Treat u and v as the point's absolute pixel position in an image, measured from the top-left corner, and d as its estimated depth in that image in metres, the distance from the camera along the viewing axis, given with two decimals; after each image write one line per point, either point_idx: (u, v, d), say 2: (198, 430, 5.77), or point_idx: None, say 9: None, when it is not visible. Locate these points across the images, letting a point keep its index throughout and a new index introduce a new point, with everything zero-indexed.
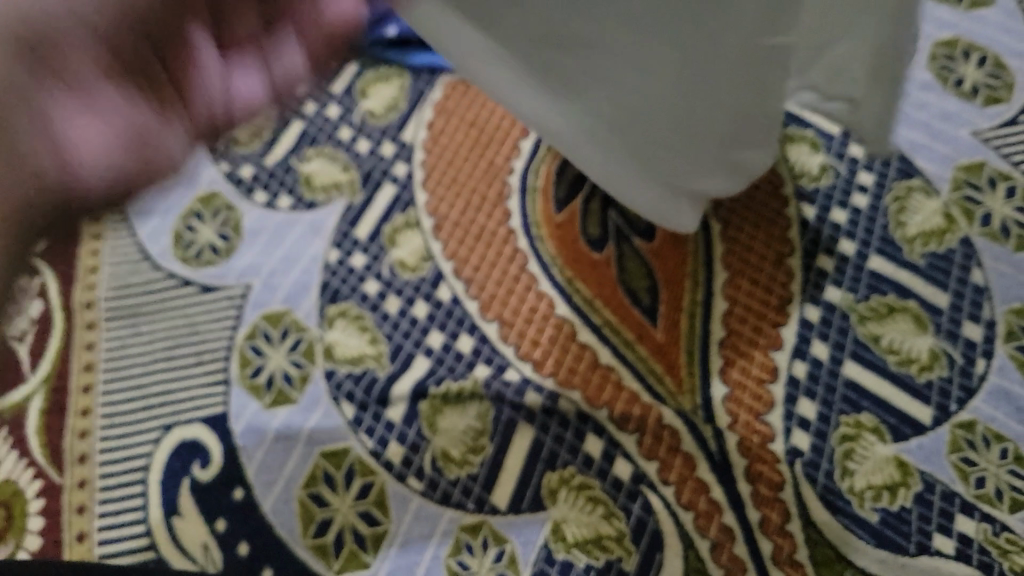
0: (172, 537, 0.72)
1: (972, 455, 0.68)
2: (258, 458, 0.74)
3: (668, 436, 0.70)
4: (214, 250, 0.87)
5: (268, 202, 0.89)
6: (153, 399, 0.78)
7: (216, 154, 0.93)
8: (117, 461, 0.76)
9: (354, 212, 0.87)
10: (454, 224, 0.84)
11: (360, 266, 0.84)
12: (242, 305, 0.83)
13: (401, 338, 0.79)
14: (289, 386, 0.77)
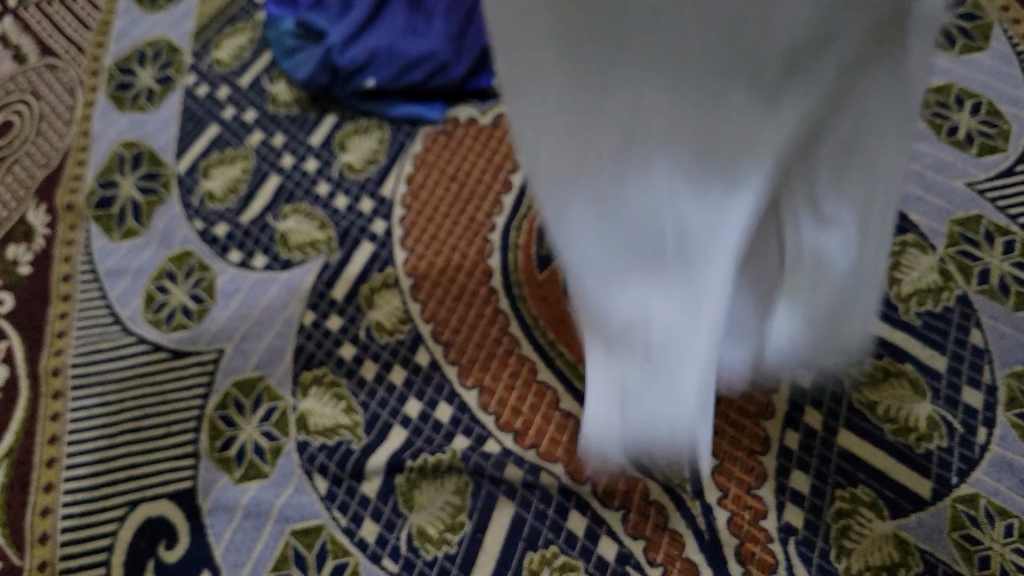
0: None
1: (976, 533, 0.64)
2: (226, 537, 0.71)
3: (655, 512, 0.67)
4: (186, 312, 0.84)
5: (242, 261, 0.87)
6: (119, 474, 0.75)
7: (190, 213, 0.91)
8: (80, 539, 0.73)
9: (331, 271, 0.85)
10: (434, 285, 0.82)
11: (336, 329, 0.81)
12: (213, 372, 0.80)
13: (378, 406, 0.75)
14: (260, 459, 0.74)
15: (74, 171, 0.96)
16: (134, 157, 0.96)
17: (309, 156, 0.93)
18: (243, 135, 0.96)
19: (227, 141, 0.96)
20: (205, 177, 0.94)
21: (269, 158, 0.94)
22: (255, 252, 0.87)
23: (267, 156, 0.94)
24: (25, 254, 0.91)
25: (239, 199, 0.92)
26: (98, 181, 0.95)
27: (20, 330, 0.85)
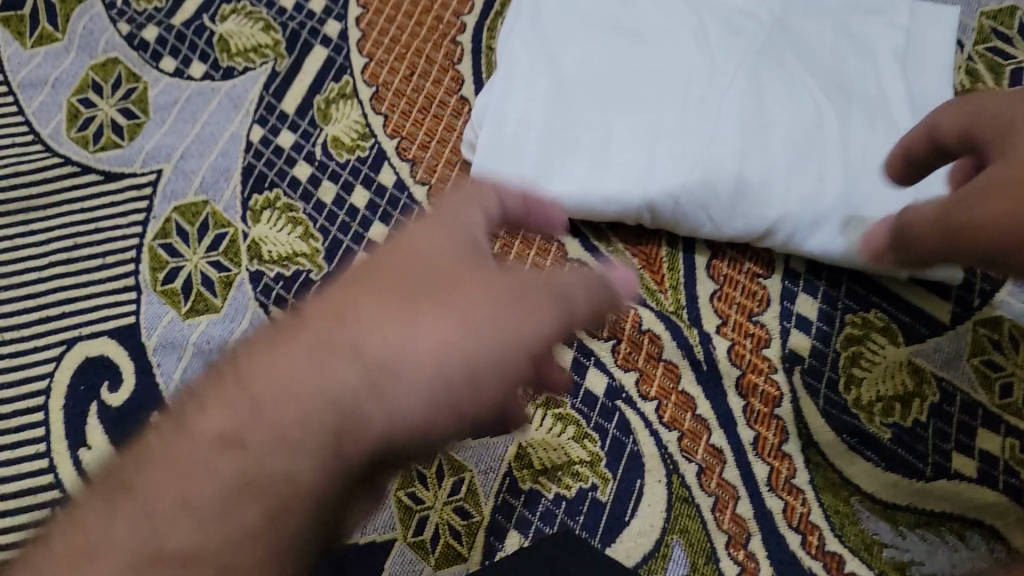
0: (81, 474, 0.62)
1: (998, 358, 0.58)
2: (176, 377, 0.64)
3: (648, 342, 0.61)
4: (116, 129, 0.74)
5: (177, 69, 0.76)
6: (51, 312, 0.67)
7: (112, 13, 0.78)
8: (12, 384, 0.65)
9: (279, 80, 0.74)
10: (397, 94, 0.72)
11: (288, 147, 0.72)
12: (151, 197, 0.71)
13: (339, 232, 0.68)
14: (211, 292, 0.66)
15: None
16: None
17: None
18: None
19: None
20: None
21: None
22: (192, 60, 0.76)
23: None
24: None
25: None
26: None
27: None
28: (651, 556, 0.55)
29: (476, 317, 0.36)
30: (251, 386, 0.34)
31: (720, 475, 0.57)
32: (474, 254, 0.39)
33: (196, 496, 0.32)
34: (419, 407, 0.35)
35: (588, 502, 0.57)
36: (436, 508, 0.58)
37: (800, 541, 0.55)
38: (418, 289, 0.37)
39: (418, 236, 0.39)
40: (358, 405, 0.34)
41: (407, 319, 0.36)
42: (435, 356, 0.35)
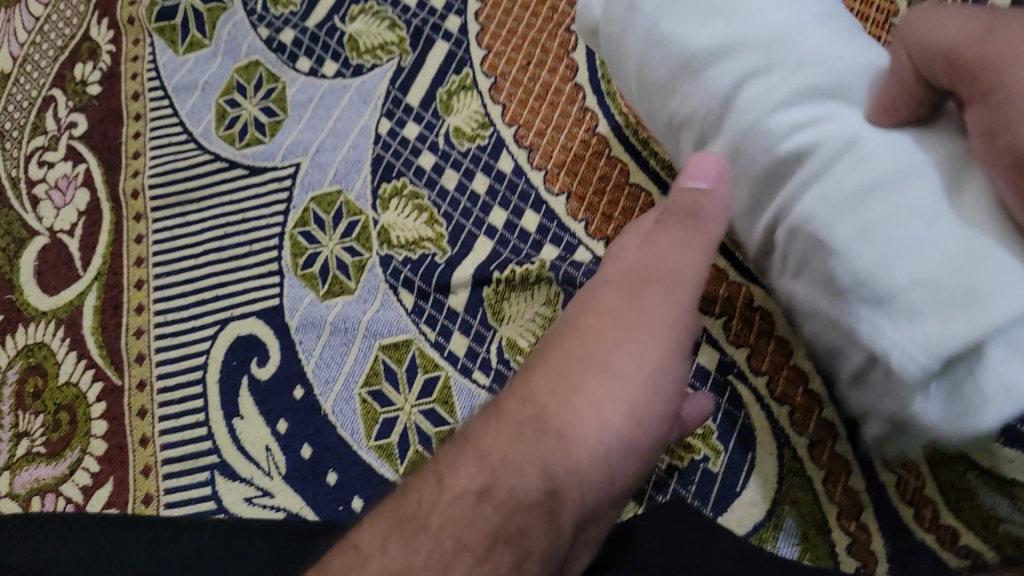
0: (234, 440, 0.68)
1: None
2: (316, 354, 0.69)
3: (760, 319, 0.62)
4: (259, 126, 0.80)
5: (312, 68, 0.82)
6: (206, 294, 0.74)
7: (253, 19, 0.85)
8: (174, 359, 0.72)
9: (404, 75, 0.79)
10: (514, 84, 0.76)
11: (413, 138, 0.76)
12: (291, 188, 0.77)
13: (461, 216, 0.72)
14: (345, 275, 0.71)
15: None
16: None
17: None
18: None
19: None
20: None
21: None
22: (325, 59, 0.82)
23: None
24: (93, 74, 0.87)
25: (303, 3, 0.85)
26: None
27: (97, 153, 0.83)
28: (763, 525, 0.57)
29: (618, 376, 0.49)
30: (475, 441, 0.47)
31: (832, 449, 0.58)
32: (628, 344, 0.50)
33: (415, 560, 0.41)
34: (636, 414, 0.49)
35: (700, 474, 0.59)
36: None
37: (913, 514, 0.55)
38: (620, 345, 0.50)
39: (569, 325, 0.53)
40: (595, 406, 0.48)
41: (565, 375, 0.50)
42: (597, 389, 0.49)
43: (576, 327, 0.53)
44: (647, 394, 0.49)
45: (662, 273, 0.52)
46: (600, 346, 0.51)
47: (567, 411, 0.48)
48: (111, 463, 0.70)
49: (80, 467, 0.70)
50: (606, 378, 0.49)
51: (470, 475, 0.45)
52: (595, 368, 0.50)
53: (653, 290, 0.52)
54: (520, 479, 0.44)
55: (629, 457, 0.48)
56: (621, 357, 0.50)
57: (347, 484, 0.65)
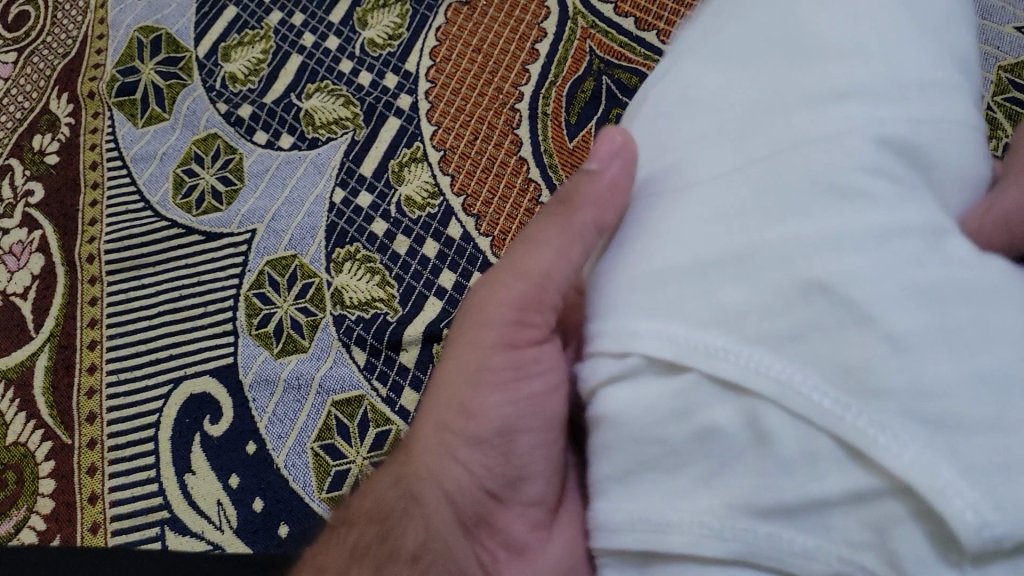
0: (186, 496, 0.69)
1: None
2: (269, 410, 0.71)
3: None
4: (216, 195, 0.83)
5: (269, 141, 0.86)
6: (160, 354, 0.76)
7: (212, 95, 0.89)
8: (126, 419, 0.73)
9: (358, 148, 0.83)
10: (463, 157, 0.81)
11: (366, 206, 0.80)
12: (247, 253, 0.80)
13: (412, 279, 0.75)
14: (299, 334, 0.74)
15: (94, 61, 0.93)
16: (153, 43, 0.93)
17: (330, 34, 0.91)
18: (263, 15, 0.93)
19: (248, 23, 0.93)
20: (225, 60, 0.91)
21: (290, 37, 0.91)
22: (281, 132, 0.86)
23: (287, 35, 0.91)
24: (52, 145, 0.89)
25: (261, 80, 0.90)
26: (119, 69, 0.92)
27: (53, 219, 0.85)
28: None
29: (480, 389, 0.41)
30: (364, 483, 0.45)
31: None
32: (511, 345, 0.41)
33: None
34: (507, 403, 0.41)
35: None
36: None
37: None
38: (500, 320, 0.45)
39: (452, 338, 0.43)
40: (466, 401, 0.42)
41: (438, 383, 0.43)
42: (464, 403, 0.41)
43: (454, 346, 0.43)
44: (520, 415, 0.41)
45: (519, 263, 0.41)
46: (470, 363, 0.41)
47: (433, 400, 0.43)
48: (59, 522, 0.70)
49: (26, 526, 0.70)
50: (470, 389, 0.41)
51: (341, 518, 0.43)
52: (461, 380, 0.42)
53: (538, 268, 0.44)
54: (372, 512, 0.43)
55: (494, 451, 0.41)
56: (485, 374, 0.41)
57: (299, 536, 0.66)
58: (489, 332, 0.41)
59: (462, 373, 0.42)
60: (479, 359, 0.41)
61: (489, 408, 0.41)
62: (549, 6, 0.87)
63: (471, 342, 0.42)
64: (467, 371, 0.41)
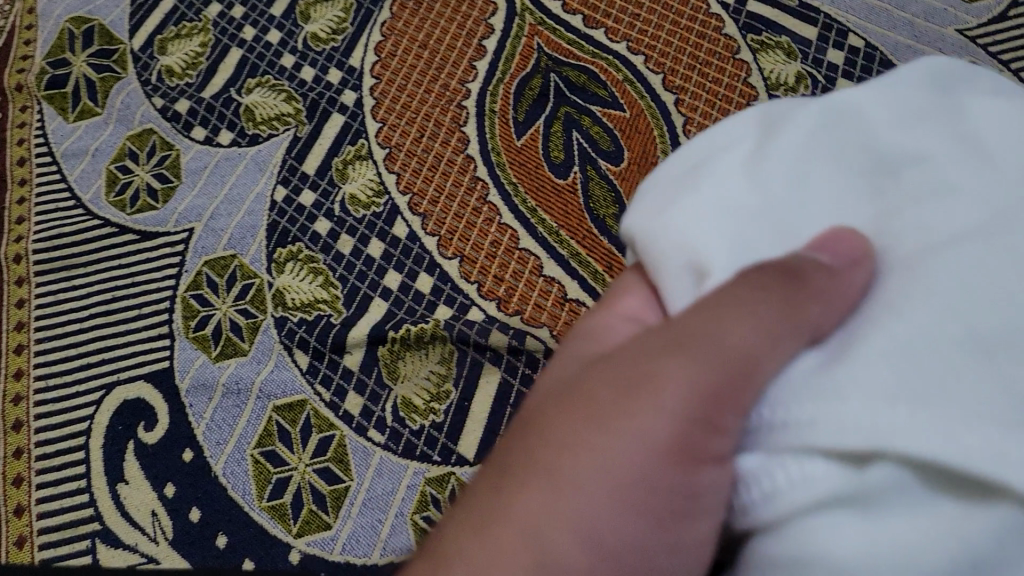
0: (118, 506, 0.66)
1: None
2: (207, 416, 0.68)
3: None
4: (151, 193, 0.80)
5: (207, 137, 0.83)
6: (92, 358, 0.72)
7: (148, 89, 0.86)
8: (54, 426, 0.70)
9: (300, 144, 0.81)
10: (409, 154, 0.79)
11: (309, 205, 0.78)
12: (184, 253, 0.77)
13: (357, 279, 0.73)
14: (239, 337, 0.71)
15: (22, 53, 0.89)
16: (84, 34, 0.89)
17: (271, 28, 0.88)
18: (201, 7, 0.90)
19: (185, 15, 0.90)
20: (162, 53, 0.88)
21: (229, 30, 0.89)
22: (221, 128, 0.83)
23: (227, 28, 0.89)
24: None
25: (199, 74, 0.87)
26: (49, 62, 0.88)
27: None
28: None
29: (563, 462, 0.35)
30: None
31: None
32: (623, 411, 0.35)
33: None
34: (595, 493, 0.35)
35: None
36: None
37: None
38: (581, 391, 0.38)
39: (528, 425, 0.38)
40: (537, 478, 0.35)
41: (512, 460, 0.37)
42: (545, 485, 0.35)
43: (535, 425, 0.37)
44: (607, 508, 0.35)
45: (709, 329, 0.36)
46: (553, 440, 0.36)
47: (506, 467, 0.37)
48: None
49: None
50: (550, 467, 0.35)
51: None
52: (540, 460, 0.36)
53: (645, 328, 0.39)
54: None
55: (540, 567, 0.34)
56: (571, 454, 0.35)
57: (238, 547, 0.63)
58: (585, 402, 0.36)
59: (547, 448, 0.36)
60: (566, 431, 0.36)
61: (574, 496, 0.35)
62: (497, 3, 0.86)
63: (560, 421, 0.36)
64: (551, 448, 0.36)
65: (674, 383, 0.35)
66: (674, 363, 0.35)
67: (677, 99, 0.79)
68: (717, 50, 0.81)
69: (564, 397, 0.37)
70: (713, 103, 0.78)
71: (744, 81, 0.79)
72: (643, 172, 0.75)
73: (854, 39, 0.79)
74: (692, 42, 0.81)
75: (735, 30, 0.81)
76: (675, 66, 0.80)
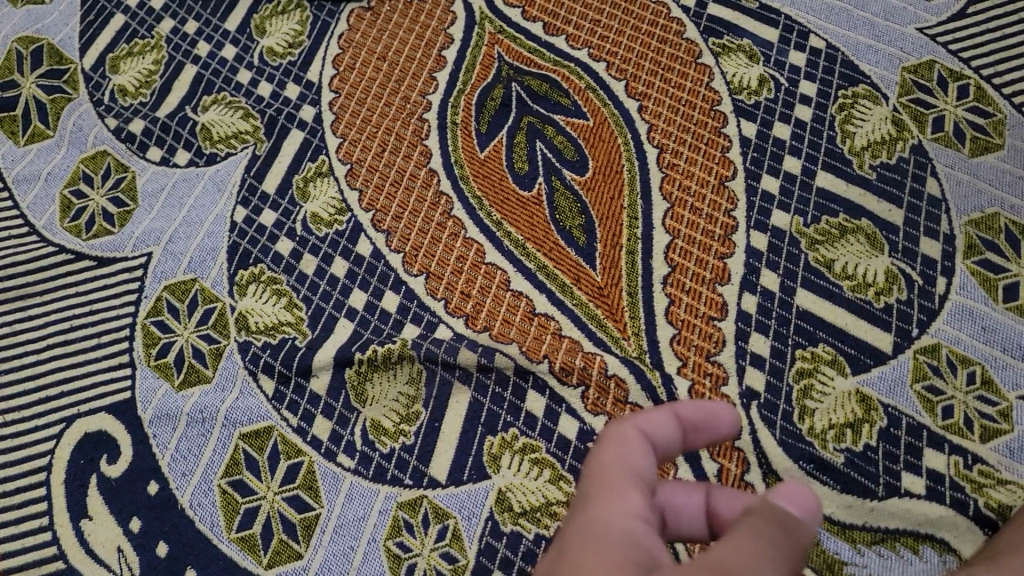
0: (82, 543, 0.64)
1: (938, 383, 0.63)
2: (171, 447, 0.67)
3: (614, 386, 0.65)
4: (107, 216, 0.78)
5: (164, 157, 0.81)
6: (50, 390, 0.70)
7: (101, 110, 0.84)
8: (13, 462, 0.68)
9: (259, 162, 0.79)
10: (370, 170, 0.78)
11: (270, 224, 0.76)
12: (143, 278, 0.75)
13: (321, 300, 0.72)
14: (202, 363, 0.70)
15: None
16: (33, 54, 0.87)
17: (226, 43, 0.86)
18: (153, 24, 0.88)
19: (137, 32, 0.88)
20: (114, 72, 0.86)
21: (183, 46, 0.87)
22: (177, 148, 0.81)
23: (180, 44, 0.87)
24: None
25: (153, 92, 0.85)
26: None
27: None
28: None
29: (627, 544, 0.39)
30: None
31: None
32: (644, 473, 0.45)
33: None
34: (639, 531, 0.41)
35: None
36: (424, 553, 0.61)
37: None
38: (582, 549, 0.39)
39: (583, 516, 0.42)
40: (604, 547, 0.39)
41: (575, 544, 0.40)
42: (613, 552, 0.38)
43: (594, 520, 0.41)
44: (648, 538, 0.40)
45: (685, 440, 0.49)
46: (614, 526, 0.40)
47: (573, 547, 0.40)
48: None
49: None
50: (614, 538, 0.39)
51: None
52: (605, 535, 0.40)
53: (603, 493, 0.42)
54: None
55: None
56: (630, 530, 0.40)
57: None
58: (613, 465, 0.44)
59: (607, 533, 0.40)
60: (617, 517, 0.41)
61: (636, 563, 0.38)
62: (456, 12, 0.85)
63: (617, 514, 0.41)
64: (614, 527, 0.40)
65: (748, 548, 0.37)
66: (749, 531, 0.38)
67: (641, 105, 0.78)
68: (678, 55, 0.80)
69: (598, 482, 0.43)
70: (676, 108, 0.77)
71: (707, 85, 0.78)
72: (609, 181, 0.74)
73: (814, 40, 0.79)
74: (653, 47, 0.80)
75: (695, 33, 0.80)
76: (637, 72, 0.79)
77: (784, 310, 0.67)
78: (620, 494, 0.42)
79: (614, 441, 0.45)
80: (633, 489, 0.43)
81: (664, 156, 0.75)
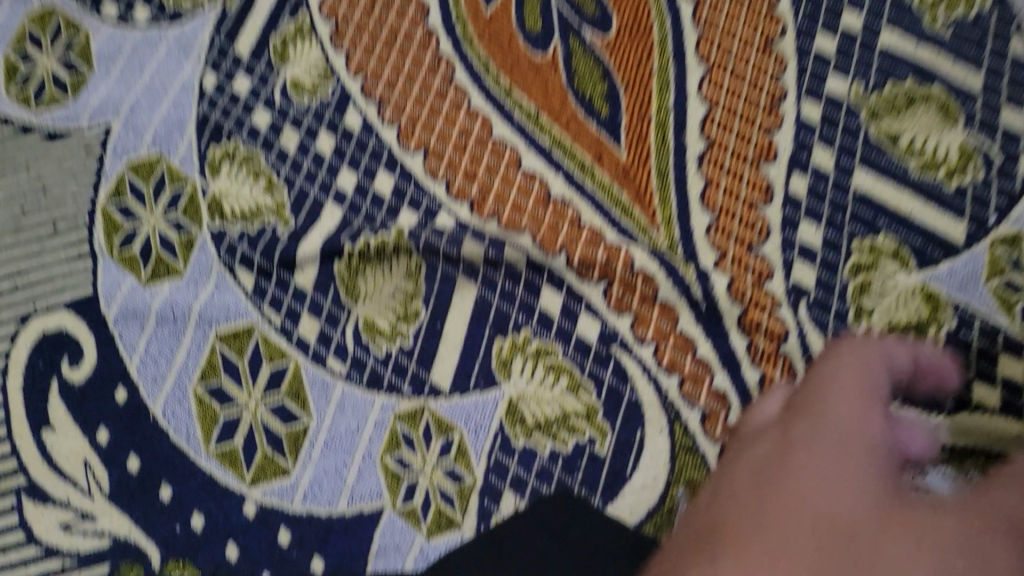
0: (45, 457, 0.57)
1: (1018, 279, 0.54)
2: (140, 350, 0.59)
3: (642, 283, 0.57)
4: (58, 84, 0.68)
5: (119, 14, 0.69)
6: (2, 285, 0.62)
7: None
8: None
9: (230, 20, 0.68)
10: (357, 28, 0.66)
11: (245, 93, 0.66)
12: (101, 156, 0.65)
13: (304, 182, 0.63)
14: (171, 255, 0.61)
15: None
16: None
17: None
18: None
19: None
20: None
21: None
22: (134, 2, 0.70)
23: None
24: None
25: None
26: None
27: None
28: (656, 511, 0.51)
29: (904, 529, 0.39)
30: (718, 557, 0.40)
31: (724, 420, 0.53)
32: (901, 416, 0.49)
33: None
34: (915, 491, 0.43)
35: (586, 458, 0.53)
36: (425, 471, 0.54)
37: None
38: (852, 513, 0.40)
39: (830, 476, 0.42)
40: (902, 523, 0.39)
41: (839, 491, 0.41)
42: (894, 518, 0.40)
43: (854, 490, 0.41)
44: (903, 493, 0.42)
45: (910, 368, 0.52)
46: (898, 515, 0.40)
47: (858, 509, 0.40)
48: None
49: None
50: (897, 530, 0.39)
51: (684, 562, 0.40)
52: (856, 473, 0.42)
53: (842, 450, 0.44)
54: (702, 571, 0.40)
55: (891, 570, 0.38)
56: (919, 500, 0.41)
57: (185, 500, 0.55)
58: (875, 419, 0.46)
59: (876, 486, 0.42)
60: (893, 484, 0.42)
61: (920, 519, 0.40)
62: None
63: (872, 476, 0.42)
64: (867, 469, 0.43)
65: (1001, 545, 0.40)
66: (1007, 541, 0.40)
67: None
68: None
69: (861, 445, 0.44)
70: None
71: None
72: (636, 40, 0.63)
73: None
74: None
75: None
76: None
77: (840, 195, 0.57)
78: (872, 450, 0.44)
79: (845, 385, 0.48)
80: (876, 453, 0.44)
81: (700, 10, 0.63)
